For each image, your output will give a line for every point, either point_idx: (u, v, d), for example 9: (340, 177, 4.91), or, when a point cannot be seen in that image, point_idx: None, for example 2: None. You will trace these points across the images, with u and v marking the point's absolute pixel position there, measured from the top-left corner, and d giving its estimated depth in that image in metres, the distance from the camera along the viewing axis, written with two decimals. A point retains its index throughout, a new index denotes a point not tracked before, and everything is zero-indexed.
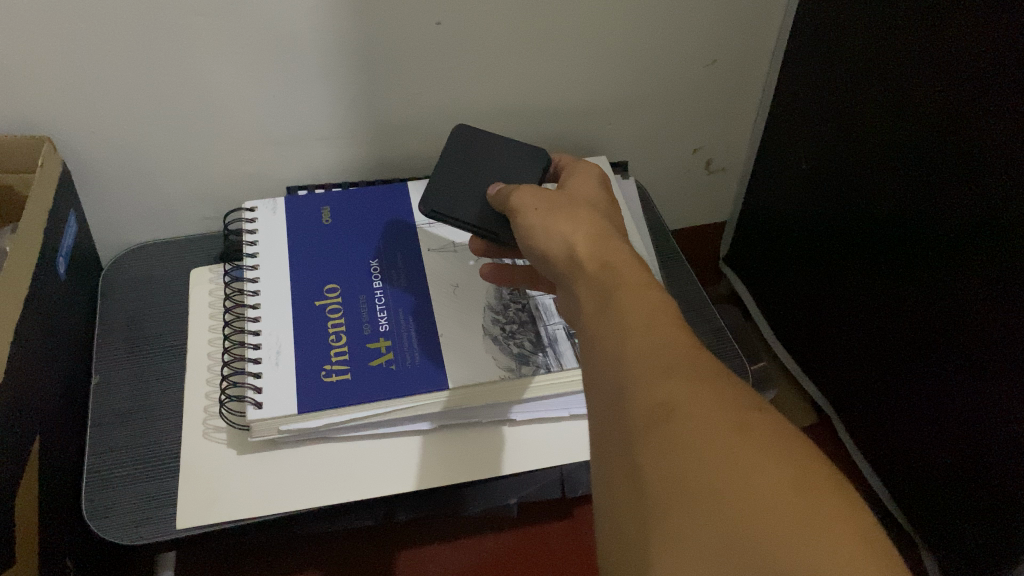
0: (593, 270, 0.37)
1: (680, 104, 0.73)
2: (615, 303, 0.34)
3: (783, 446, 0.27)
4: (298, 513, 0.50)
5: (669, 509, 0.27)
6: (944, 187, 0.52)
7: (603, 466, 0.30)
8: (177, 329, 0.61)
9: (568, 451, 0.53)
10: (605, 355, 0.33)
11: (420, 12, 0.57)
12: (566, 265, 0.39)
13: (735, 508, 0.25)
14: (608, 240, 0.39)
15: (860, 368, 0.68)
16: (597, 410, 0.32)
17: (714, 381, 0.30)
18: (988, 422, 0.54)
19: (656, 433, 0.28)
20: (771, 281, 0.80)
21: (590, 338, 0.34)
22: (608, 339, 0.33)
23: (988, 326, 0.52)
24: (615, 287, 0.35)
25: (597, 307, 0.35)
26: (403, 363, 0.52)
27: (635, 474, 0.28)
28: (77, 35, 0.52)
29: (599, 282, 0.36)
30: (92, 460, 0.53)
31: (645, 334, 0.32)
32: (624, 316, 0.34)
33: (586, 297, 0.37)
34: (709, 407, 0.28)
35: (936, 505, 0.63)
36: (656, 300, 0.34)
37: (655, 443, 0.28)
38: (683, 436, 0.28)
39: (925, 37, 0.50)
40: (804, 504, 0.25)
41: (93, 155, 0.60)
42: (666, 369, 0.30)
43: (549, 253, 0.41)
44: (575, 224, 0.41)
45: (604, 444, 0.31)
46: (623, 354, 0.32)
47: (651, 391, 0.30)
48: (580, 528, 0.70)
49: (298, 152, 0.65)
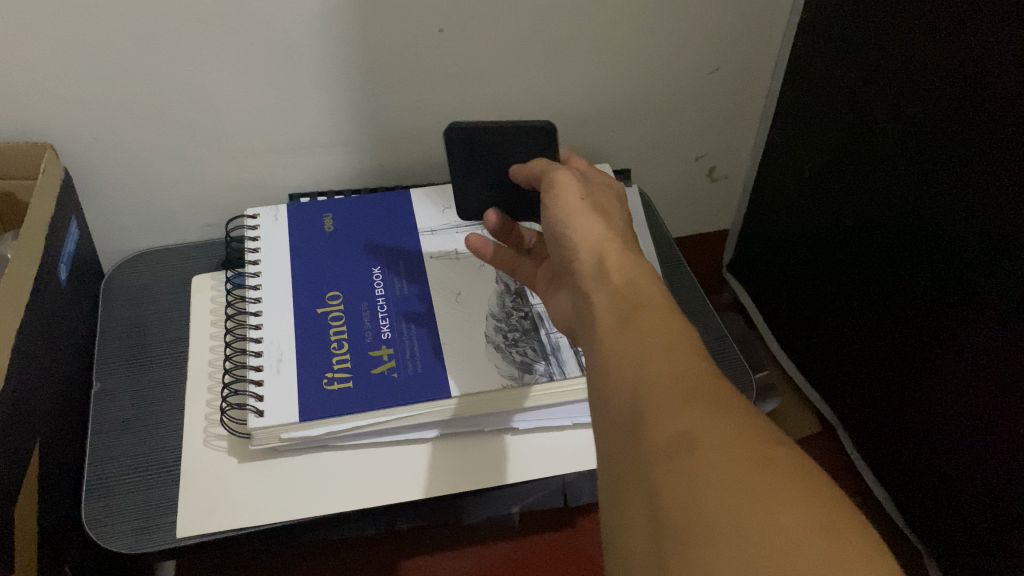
0: (621, 284, 0.37)
1: (683, 112, 0.72)
2: (637, 322, 0.35)
3: (807, 482, 0.27)
4: (298, 523, 0.50)
5: (689, 535, 0.26)
6: (948, 196, 0.52)
7: (618, 492, 0.30)
8: (178, 337, 0.61)
9: (571, 460, 0.53)
10: (622, 374, 0.33)
11: (422, 20, 0.57)
12: (593, 274, 0.39)
13: (757, 538, 0.25)
14: (635, 256, 0.40)
15: (864, 377, 0.68)
16: (612, 432, 0.32)
17: (734, 409, 0.30)
18: (993, 433, 0.54)
19: (678, 459, 0.28)
20: (773, 290, 0.80)
21: (607, 358, 0.34)
22: (628, 356, 0.33)
23: (992, 338, 0.51)
24: (637, 308, 0.35)
25: (617, 324, 0.35)
26: (405, 370, 0.52)
27: (652, 501, 0.28)
28: (80, 42, 0.52)
29: (624, 298, 0.36)
30: (92, 467, 0.52)
31: (665, 356, 0.32)
32: (645, 338, 0.34)
33: (608, 310, 0.37)
34: (728, 436, 0.28)
35: (941, 516, 0.63)
36: (677, 326, 0.34)
37: (673, 469, 0.28)
38: (706, 463, 0.28)
39: (927, 46, 0.50)
40: (828, 539, 0.25)
41: (95, 162, 0.60)
42: (689, 396, 0.30)
43: (577, 257, 0.41)
44: (608, 237, 0.41)
45: (619, 469, 0.31)
46: (643, 374, 0.32)
47: (670, 415, 0.30)
48: (583, 537, 0.70)
49: (300, 159, 0.65)
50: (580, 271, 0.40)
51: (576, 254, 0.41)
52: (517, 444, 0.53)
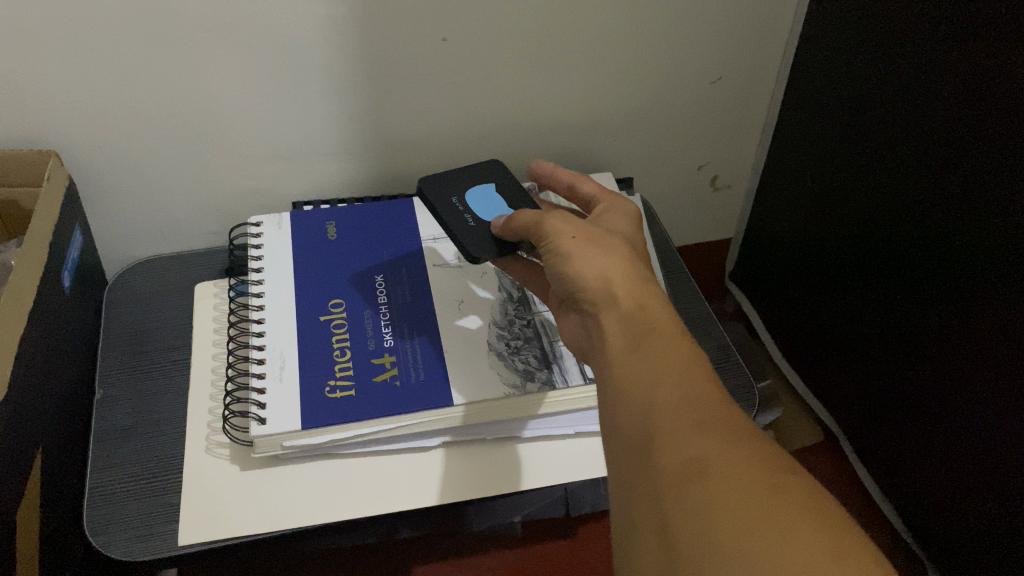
0: (628, 308, 0.38)
1: (685, 121, 0.73)
2: (646, 346, 0.36)
3: (818, 513, 0.28)
4: (301, 531, 0.50)
5: (700, 563, 0.27)
6: (950, 206, 0.52)
7: (631, 517, 0.31)
8: (181, 344, 0.61)
9: (574, 468, 0.53)
10: (633, 400, 0.34)
11: (426, 29, 0.57)
12: (600, 300, 0.40)
13: (766, 568, 0.26)
14: (642, 280, 0.40)
15: (867, 387, 0.68)
16: (623, 457, 0.33)
17: (744, 437, 0.31)
18: (995, 443, 0.54)
19: (690, 490, 0.29)
20: (775, 299, 0.80)
21: (617, 382, 0.36)
22: (639, 383, 0.35)
23: (994, 350, 0.52)
24: (648, 333, 0.37)
25: (627, 349, 0.37)
26: (408, 379, 0.52)
27: (665, 527, 0.29)
28: (86, 50, 0.52)
29: (632, 322, 0.38)
30: (94, 474, 0.52)
31: (676, 382, 0.34)
32: (656, 364, 0.35)
33: (618, 336, 0.38)
34: (738, 464, 0.30)
35: (943, 526, 0.63)
36: (688, 351, 0.35)
37: (685, 498, 0.29)
38: (717, 494, 0.29)
39: (929, 57, 0.51)
40: (837, 569, 0.26)
41: (99, 170, 0.60)
42: (701, 425, 0.31)
43: (581, 284, 0.41)
44: (612, 260, 0.41)
45: (632, 494, 0.32)
46: (654, 402, 0.33)
47: (681, 443, 0.31)
48: (584, 546, 0.70)
49: (303, 167, 0.65)
50: (586, 299, 0.41)
51: (578, 280, 0.41)
52: (519, 452, 0.53)
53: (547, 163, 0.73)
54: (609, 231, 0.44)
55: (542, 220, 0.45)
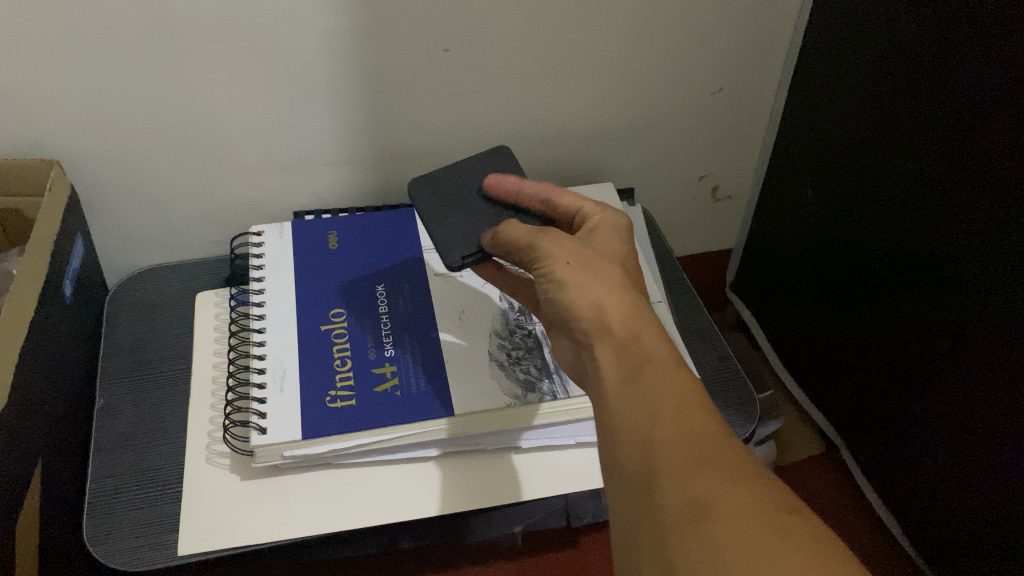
0: (620, 335, 0.38)
1: (686, 133, 0.73)
2: (643, 375, 0.36)
3: (825, 558, 0.28)
4: (301, 541, 0.50)
5: None
6: (951, 218, 0.52)
7: (635, 557, 0.31)
8: (182, 353, 0.61)
9: (575, 479, 0.53)
10: (631, 433, 0.34)
11: (429, 40, 0.58)
12: (593, 327, 0.39)
13: None
14: (636, 305, 0.40)
15: (868, 399, 0.68)
16: (624, 493, 0.33)
17: (746, 475, 0.31)
18: (996, 456, 0.54)
19: (694, 535, 0.29)
20: (776, 310, 0.80)
21: (616, 414, 0.35)
22: (637, 415, 0.34)
23: (997, 363, 0.51)
24: (644, 361, 0.36)
25: (623, 378, 0.36)
26: (408, 389, 0.52)
27: (671, 573, 0.29)
28: (89, 59, 0.52)
29: (626, 349, 0.37)
30: (94, 483, 0.52)
31: (675, 415, 0.34)
32: (654, 396, 0.35)
33: (614, 364, 0.37)
34: (742, 507, 0.30)
35: (944, 538, 0.62)
36: (685, 379, 0.35)
37: (690, 543, 0.29)
38: (722, 540, 0.29)
39: (932, 71, 0.51)
40: None
41: (101, 179, 0.60)
42: (703, 463, 0.31)
43: (574, 311, 0.40)
44: (604, 286, 0.40)
45: (636, 531, 0.32)
46: (652, 437, 0.33)
47: (682, 484, 0.31)
48: (583, 557, 0.69)
49: (304, 177, 0.65)
50: (579, 325, 0.40)
51: (571, 307, 0.41)
52: (520, 462, 0.53)
53: (548, 173, 0.73)
54: (601, 250, 0.43)
55: (534, 240, 0.44)
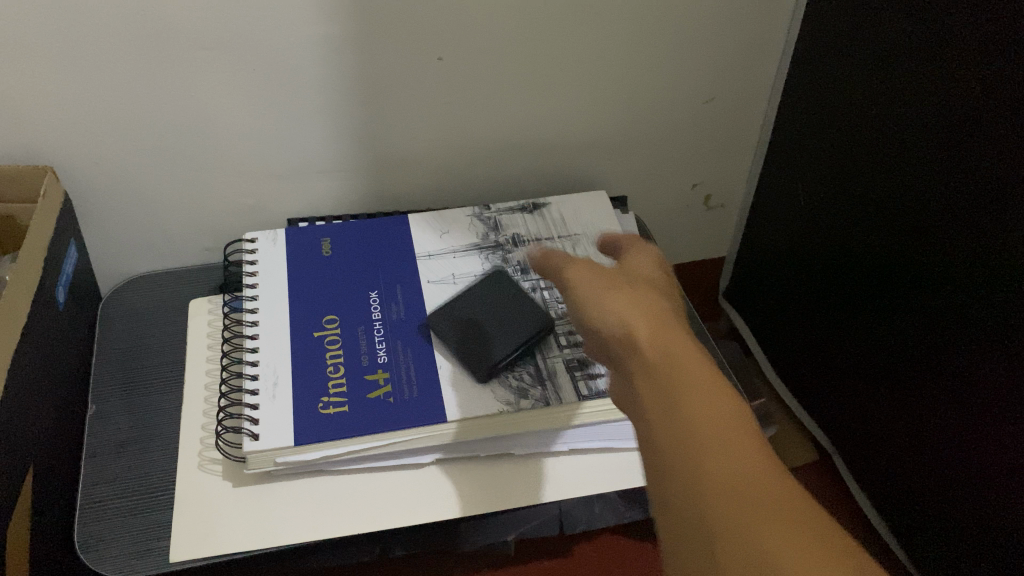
0: (643, 304, 0.35)
1: (679, 141, 0.73)
2: (672, 344, 0.33)
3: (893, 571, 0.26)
4: (291, 548, 0.50)
5: None
6: (941, 225, 0.52)
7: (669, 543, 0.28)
8: (173, 360, 0.60)
9: (568, 487, 0.52)
10: (666, 403, 0.30)
11: (422, 48, 0.58)
12: (612, 298, 0.36)
13: None
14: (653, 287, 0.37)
15: (859, 406, 0.68)
16: (655, 475, 0.30)
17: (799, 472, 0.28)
18: (987, 464, 0.54)
19: (749, 531, 0.26)
20: (768, 318, 0.80)
21: (641, 385, 0.32)
22: (668, 384, 0.31)
23: (983, 365, 0.52)
24: (672, 331, 0.33)
25: (649, 342, 0.33)
26: (401, 396, 0.51)
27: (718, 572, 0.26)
28: (83, 65, 0.53)
29: (652, 317, 0.34)
30: (85, 491, 0.52)
31: (714, 390, 0.30)
32: (688, 365, 0.31)
33: (637, 328, 0.34)
34: (797, 505, 0.27)
35: (934, 546, 0.62)
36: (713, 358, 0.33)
37: (742, 537, 0.26)
38: (780, 540, 0.26)
39: (920, 78, 0.51)
40: None
41: (95, 185, 0.60)
42: (753, 453, 0.28)
43: (590, 290, 0.37)
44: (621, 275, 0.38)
45: (671, 519, 0.28)
46: (689, 408, 0.30)
47: (729, 467, 0.28)
48: (577, 565, 0.69)
49: (298, 185, 0.65)
50: (595, 300, 0.36)
51: (588, 282, 0.38)
52: (512, 468, 0.53)
53: (542, 182, 0.73)
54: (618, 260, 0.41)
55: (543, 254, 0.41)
